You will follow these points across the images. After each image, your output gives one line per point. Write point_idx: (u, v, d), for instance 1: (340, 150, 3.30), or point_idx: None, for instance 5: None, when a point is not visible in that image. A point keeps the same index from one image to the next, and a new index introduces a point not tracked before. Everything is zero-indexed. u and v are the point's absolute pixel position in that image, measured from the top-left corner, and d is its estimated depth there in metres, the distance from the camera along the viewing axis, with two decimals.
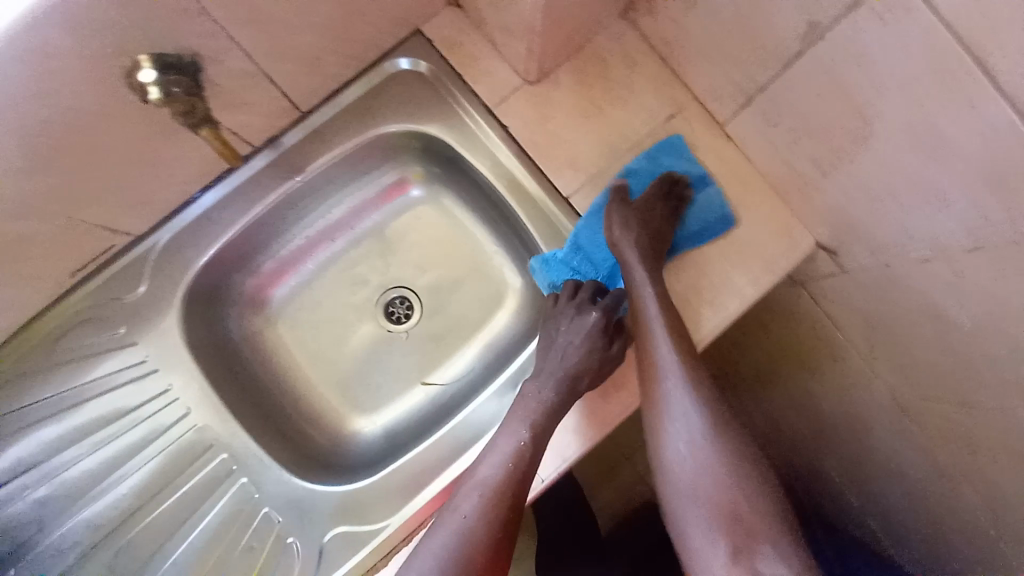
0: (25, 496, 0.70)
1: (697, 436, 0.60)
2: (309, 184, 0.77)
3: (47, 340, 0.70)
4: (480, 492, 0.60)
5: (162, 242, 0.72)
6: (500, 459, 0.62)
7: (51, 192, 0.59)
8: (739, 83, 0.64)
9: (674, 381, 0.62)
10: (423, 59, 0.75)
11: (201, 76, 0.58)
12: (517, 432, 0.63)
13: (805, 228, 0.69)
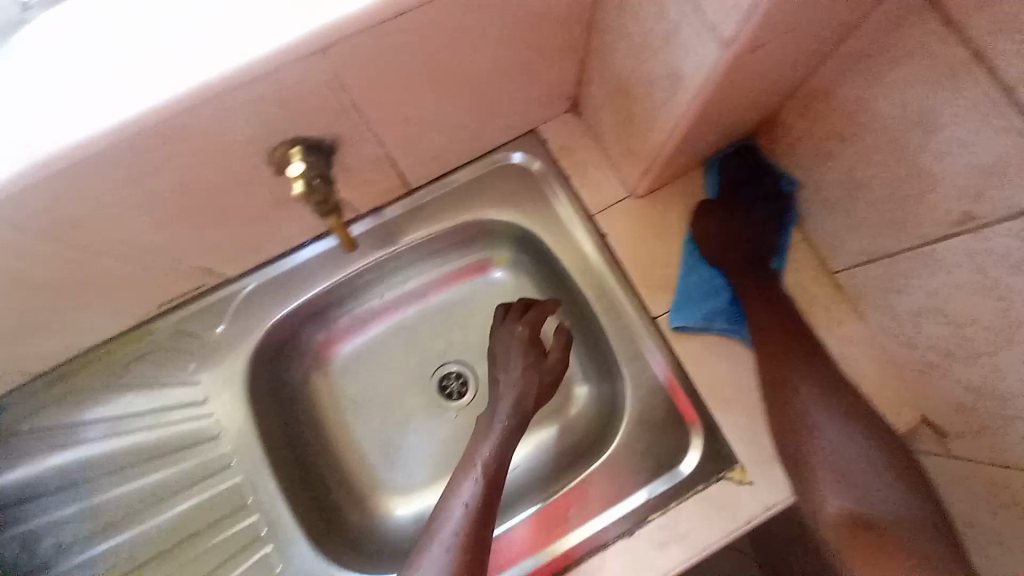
0: (55, 513, 0.69)
1: (853, 461, 0.59)
2: (399, 252, 0.78)
3: (116, 363, 0.70)
4: (448, 545, 0.56)
5: (249, 287, 0.73)
6: (459, 514, 0.58)
7: (167, 240, 0.60)
8: (868, 245, 0.61)
9: (818, 412, 0.61)
10: (536, 156, 0.76)
11: (332, 160, 0.60)
12: (472, 474, 0.62)
13: (914, 400, 0.64)
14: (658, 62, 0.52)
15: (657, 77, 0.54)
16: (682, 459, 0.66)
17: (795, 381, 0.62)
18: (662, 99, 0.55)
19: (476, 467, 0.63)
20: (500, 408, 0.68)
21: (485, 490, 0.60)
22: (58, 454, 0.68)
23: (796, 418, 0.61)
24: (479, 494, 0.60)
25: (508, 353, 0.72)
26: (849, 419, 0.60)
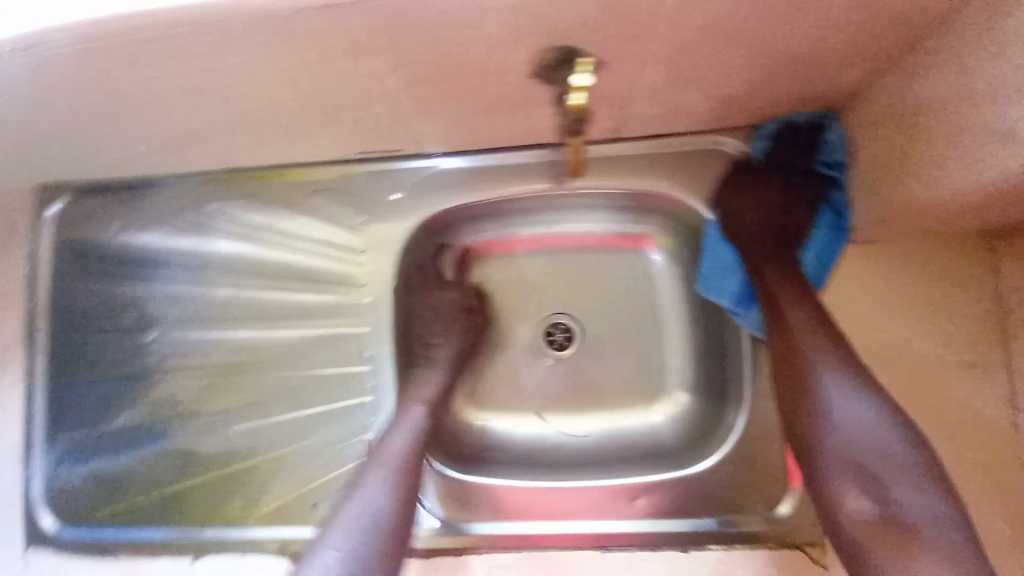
0: (187, 289, 0.78)
1: (882, 432, 0.56)
2: (577, 198, 0.79)
3: (303, 186, 0.76)
4: (390, 476, 0.61)
5: (437, 168, 0.76)
6: (411, 433, 0.65)
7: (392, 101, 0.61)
8: None
9: (830, 378, 0.59)
10: (759, 156, 0.70)
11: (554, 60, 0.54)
12: (415, 410, 0.68)
13: None
14: (994, 111, 0.45)
15: (980, 127, 0.47)
16: (774, 508, 0.69)
17: (811, 351, 0.60)
18: (973, 159, 0.48)
19: (420, 407, 0.68)
20: (427, 384, 0.71)
21: (425, 432, 0.66)
22: (234, 242, 0.78)
23: (805, 384, 0.60)
24: (415, 442, 0.65)
25: (424, 314, 0.77)
26: (871, 395, 0.57)
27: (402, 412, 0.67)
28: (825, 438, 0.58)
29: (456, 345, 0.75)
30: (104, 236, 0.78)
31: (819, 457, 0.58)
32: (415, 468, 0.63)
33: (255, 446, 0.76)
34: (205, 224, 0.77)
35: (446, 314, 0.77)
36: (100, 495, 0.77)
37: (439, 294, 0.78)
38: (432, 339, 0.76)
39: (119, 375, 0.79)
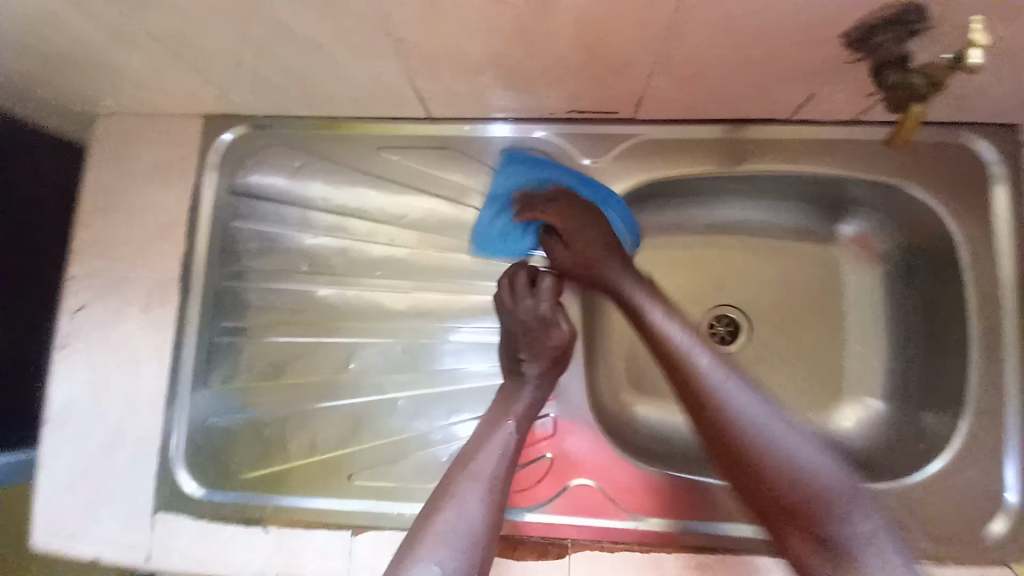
0: (295, 236, 0.73)
1: (776, 418, 0.56)
2: (789, 175, 0.70)
3: (497, 145, 0.71)
4: (484, 485, 0.58)
5: (645, 137, 0.70)
6: (494, 456, 0.60)
7: (656, 64, 0.54)
8: None
9: (729, 384, 0.57)
10: (1002, 156, 0.65)
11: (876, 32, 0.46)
12: (506, 426, 0.62)
13: None
14: None
15: None
16: (984, 525, 0.63)
17: (696, 361, 0.58)
18: None
19: (510, 421, 0.63)
20: (517, 403, 0.64)
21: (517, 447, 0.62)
22: (415, 198, 0.73)
23: (693, 380, 0.58)
24: (510, 446, 0.61)
25: (509, 340, 0.67)
26: (759, 391, 0.58)
27: (493, 427, 0.62)
28: (729, 423, 0.56)
29: (546, 357, 0.66)
30: (279, 178, 0.73)
31: (734, 446, 0.56)
32: (505, 472, 0.60)
33: (426, 418, 0.69)
34: (310, 168, 0.72)
35: (532, 327, 0.65)
36: (251, 452, 0.72)
37: (522, 304, 0.65)
38: (516, 350, 0.66)
39: (277, 327, 0.73)
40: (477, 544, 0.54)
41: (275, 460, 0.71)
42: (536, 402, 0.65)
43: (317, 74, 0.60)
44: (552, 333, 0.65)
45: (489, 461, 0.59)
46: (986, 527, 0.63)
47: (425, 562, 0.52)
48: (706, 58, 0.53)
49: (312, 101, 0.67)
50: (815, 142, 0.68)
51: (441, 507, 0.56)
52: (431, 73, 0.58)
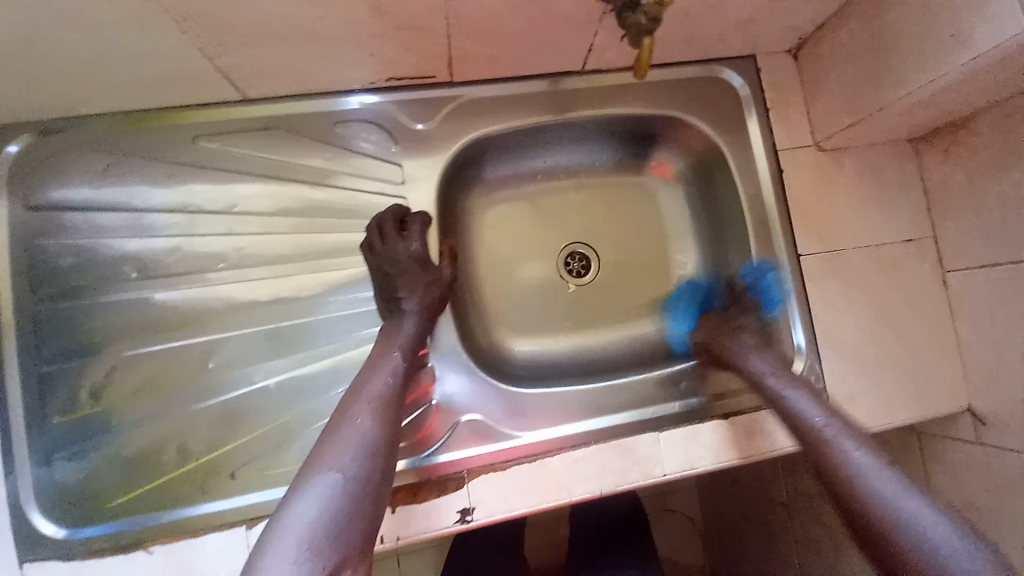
0: (123, 244, 0.69)
1: (939, 527, 0.49)
2: (592, 120, 0.81)
3: (327, 120, 0.72)
4: (376, 406, 0.56)
5: (468, 97, 0.76)
6: (384, 380, 0.59)
7: (448, 21, 0.60)
8: (990, 250, 0.75)
9: (854, 449, 0.58)
10: (746, 82, 0.82)
11: None
12: (393, 356, 0.62)
13: (965, 382, 0.80)
14: (951, 20, 0.58)
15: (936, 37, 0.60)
16: None
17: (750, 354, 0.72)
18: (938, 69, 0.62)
19: (397, 352, 0.62)
20: (398, 340, 0.64)
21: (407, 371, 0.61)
22: (248, 183, 0.71)
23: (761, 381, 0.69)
24: (399, 370, 0.61)
25: (387, 281, 0.67)
26: (919, 492, 0.52)
27: (378, 358, 0.61)
28: (839, 466, 0.57)
29: (423, 296, 0.67)
30: (85, 183, 0.68)
31: (838, 487, 0.56)
32: (398, 393, 0.59)
33: (302, 395, 0.69)
34: (126, 172, 0.68)
35: (409, 267, 0.66)
36: (117, 478, 0.67)
37: (395, 247, 0.67)
38: (393, 292, 0.67)
39: (120, 343, 0.68)
40: (375, 453, 0.51)
41: (144, 481, 0.67)
42: (420, 334, 0.66)
43: (103, 59, 0.56)
44: (427, 275, 0.68)
45: (380, 385, 0.58)
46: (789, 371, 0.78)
47: (325, 473, 0.48)
48: (488, 10, 0.60)
49: (113, 94, 0.63)
50: (609, 87, 0.79)
51: (335, 427, 0.52)
52: (232, 47, 0.58)
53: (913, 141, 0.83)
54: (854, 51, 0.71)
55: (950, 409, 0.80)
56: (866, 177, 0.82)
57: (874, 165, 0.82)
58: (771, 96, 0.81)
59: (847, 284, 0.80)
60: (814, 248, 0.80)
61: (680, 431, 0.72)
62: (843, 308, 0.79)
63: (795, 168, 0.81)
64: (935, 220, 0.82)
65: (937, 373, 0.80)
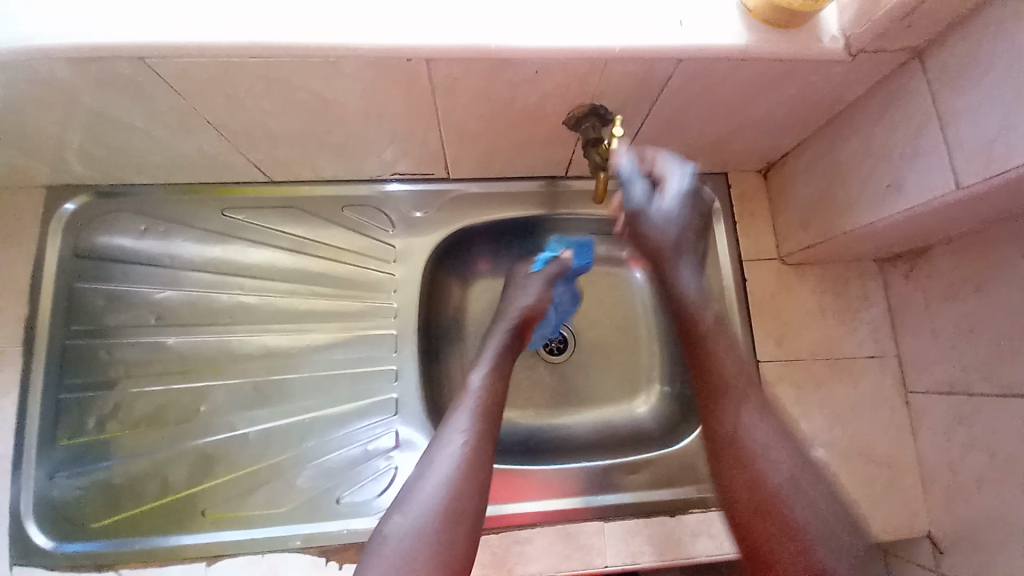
0: (152, 293, 0.81)
1: None
2: (577, 217, 0.90)
3: (336, 201, 0.83)
4: (454, 460, 0.64)
5: (461, 191, 0.86)
6: (446, 470, 0.63)
7: (441, 136, 0.71)
8: (944, 377, 0.77)
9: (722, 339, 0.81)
10: (718, 194, 0.89)
11: (584, 123, 0.68)
12: (464, 411, 0.69)
13: (922, 505, 0.81)
14: (887, 171, 0.64)
15: (875, 184, 0.66)
16: None
17: None
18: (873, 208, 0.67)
19: (468, 406, 0.69)
20: (472, 394, 0.71)
21: (479, 448, 0.66)
22: (262, 250, 0.82)
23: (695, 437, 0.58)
24: (467, 454, 0.64)
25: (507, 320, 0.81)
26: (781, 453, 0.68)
27: (460, 415, 0.68)
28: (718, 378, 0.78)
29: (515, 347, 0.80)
30: (126, 240, 0.80)
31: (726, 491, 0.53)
32: (473, 478, 0.63)
33: (277, 447, 0.77)
34: (165, 233, 0.81)
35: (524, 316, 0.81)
36: (104, 504, 0.74)
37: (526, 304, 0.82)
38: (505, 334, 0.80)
39: (133, 378, 0.78)
40: (433, 521, 0.59)
41: (131, 506, 0.74)
42: (484, 398, 0.71)
43: (158, 146, 0.69)
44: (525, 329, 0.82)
45: (462, 484, 0.62)
46: None
47: (398, 504, 0.62)
48: (475, 131, 0.70)
49: (159, 171, 0.76)
50: (589, 190, 0.88)
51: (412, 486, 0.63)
52: (263, 145, 0.70)
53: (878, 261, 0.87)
54: (811, 181, 0.78)
55: (907, 531, 0.81)
56: (828, 293, 0.86)
57: (838, 282, 0.86)
58: (739, 210, 0.88)
59: (802, 392, 0.84)
60: (770, 355, 0.84)
61: (620, 526, 0.77)
62: (799, 417, 0.83)
63: (756, 278, 0.86)
64: (897, 341, 0.85)
65: (895, 492, 0.82)
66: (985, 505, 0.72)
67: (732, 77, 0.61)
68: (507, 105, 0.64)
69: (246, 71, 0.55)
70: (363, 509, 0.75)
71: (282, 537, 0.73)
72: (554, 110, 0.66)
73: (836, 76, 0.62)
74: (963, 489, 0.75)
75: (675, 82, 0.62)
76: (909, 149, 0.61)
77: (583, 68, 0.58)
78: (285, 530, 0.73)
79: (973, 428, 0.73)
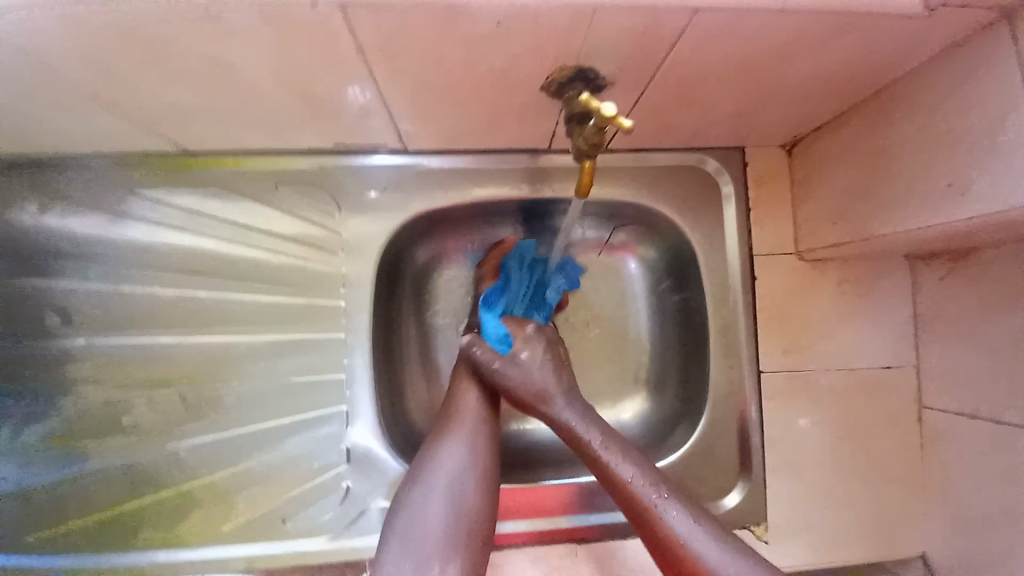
0: (60, 288, 0.69)
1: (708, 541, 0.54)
2: (563, 201, 0.76)
3: (271, 177, 0.69)
4: (467, 446, 0.61)
5: (424, 167, 0.71)
6: (459, 453, 0.60)
7: (384, 105, 0.56)
8: (970, 397, 0.68)
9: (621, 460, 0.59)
10: (730, 174, 0.75)
11: (572, 89, 0.53)
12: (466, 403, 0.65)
13: (927, 526, 0.74)
14: (947, 168, 0.51)
15: (929, 183, 0.53)
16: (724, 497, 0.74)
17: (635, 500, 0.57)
18: (913, 213, 0.55)
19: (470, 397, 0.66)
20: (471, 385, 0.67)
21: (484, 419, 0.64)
22: (185, 237, 0.69)
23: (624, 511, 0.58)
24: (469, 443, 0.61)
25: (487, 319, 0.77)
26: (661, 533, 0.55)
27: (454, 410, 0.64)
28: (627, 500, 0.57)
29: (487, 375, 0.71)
30: (18, 224, 0.67)
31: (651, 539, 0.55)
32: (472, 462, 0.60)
33: (216, 461, 0.69)
34: (67, 217, 0.68)
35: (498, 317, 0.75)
36: (26, 520, 0.68)
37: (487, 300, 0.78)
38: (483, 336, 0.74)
39: (46, 386, 0.69)
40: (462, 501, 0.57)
41: (59, 525, 0.68)
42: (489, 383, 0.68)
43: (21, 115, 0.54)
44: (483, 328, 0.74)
45: (478, 462, 0.60)
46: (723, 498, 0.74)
47: (411, 496, 0.57)
48: (426, 100, 0.55)
49: (42, 143, 0.61)
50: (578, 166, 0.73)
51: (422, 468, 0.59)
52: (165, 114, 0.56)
53: (910, 258, 0.74)
54: (846, 166, 0.64)
55: (900, 553, 0.75)
56: (849, 294, 0.74)
57: (863, 281, 0.74)
58: (754, 194, 0.74)
59: (807, 407, 0.74)
60: (776, 366, 0.74)
61: (595, 546, 0.72)
62: (801, 434, 0.74)
63: (767, 275, 0.74)
64: (919, 349, 0.74)
65: (901, 513, 0.75)
66: (1000, 537, 0.65)
67: (766, 35, 0.45)
68: (460, 71, 0.49)
69: (95, 27, 0.40)
70: (314, 530, 0.67)
71: (225, 559, 0.67)
72: (524, 77, 0.51)
73: (900, 41, 0.47)
74: (974, 518, 0.68)
75: (687, 43, 0.46)
76: (981, 143, 0.47)
77: (556, 24, 0.43)
78: (230, 552, 0.67)
79: (997, 457, 0.65)
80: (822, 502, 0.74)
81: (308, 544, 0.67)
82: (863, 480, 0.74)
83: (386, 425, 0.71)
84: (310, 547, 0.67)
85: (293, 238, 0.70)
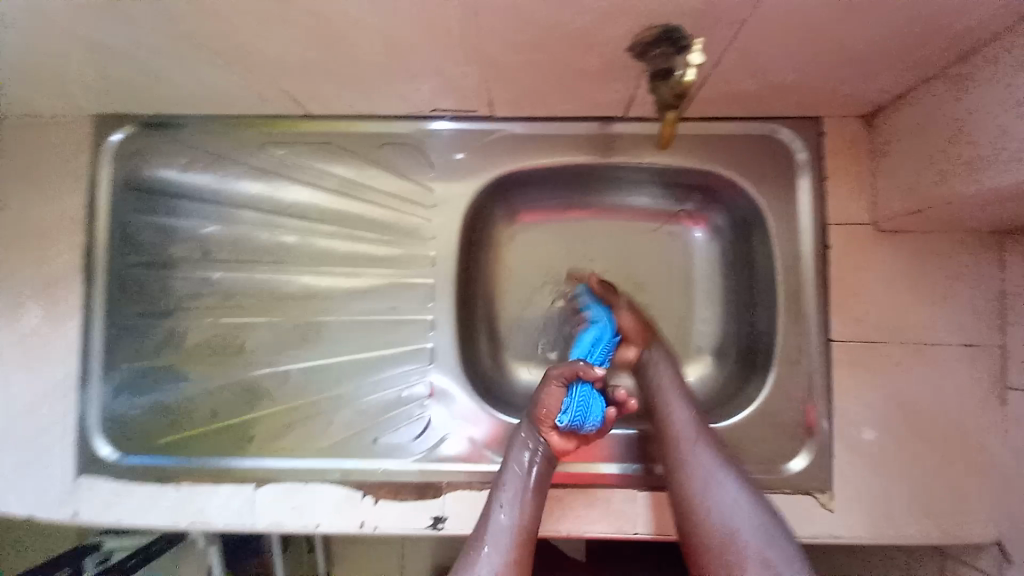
0: (199, 228, 0.82)
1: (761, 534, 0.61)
2: (634, 167, 0.80)
3: (375, 138, 0.78)
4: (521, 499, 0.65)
5: (507, 132, 0.78)
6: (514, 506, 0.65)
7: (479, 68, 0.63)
8: None
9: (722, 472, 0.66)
10: (803, 144, 0.76)
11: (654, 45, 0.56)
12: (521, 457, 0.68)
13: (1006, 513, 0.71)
14: None
15: None
16: (788, 460, 0.75)
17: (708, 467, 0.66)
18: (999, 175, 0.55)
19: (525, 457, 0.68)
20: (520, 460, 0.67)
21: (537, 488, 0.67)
22: (301, 188, 0.80)
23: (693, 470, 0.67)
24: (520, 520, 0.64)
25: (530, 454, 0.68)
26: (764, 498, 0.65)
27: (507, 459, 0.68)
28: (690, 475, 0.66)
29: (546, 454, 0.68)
30: (172, 173, 0.81)
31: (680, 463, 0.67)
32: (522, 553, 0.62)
33: (316, 385, 0.79)
34: (207, 168, 0.80)
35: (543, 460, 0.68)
36: (159, 423, 0.80)
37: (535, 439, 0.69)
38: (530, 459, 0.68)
39: (182, 310, 0.82)
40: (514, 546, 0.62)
41: (185, 427, 0.80)
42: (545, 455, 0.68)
43: (184, 77, 0.66)
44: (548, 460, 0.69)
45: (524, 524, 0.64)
46: (787, 462, 0.75)
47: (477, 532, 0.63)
48: (516, 62, 0.61)
49: (196, 103, 0.74)
50: (652, 135, 0.77)
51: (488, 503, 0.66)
52: (293, 77, 0.65)
53: (997, 232, 0.72)
54: (928, 132, 0.64)
55: (976, 538, 0.72)
56: (926, 266, 0.73)
57: (943, 254, 0.73)
58: (828, 164, 0.75)
59: (875, 377, 0.74)
60: (844, 335, 0.74)
61: (656, 495, 0.74)
62: (870, 404, 0.74)
63: (840, 244, 0.75)
64: (1004, 328, 0.72)
65: (976, 496, 0.72)
66: None
67: None
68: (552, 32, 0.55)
69: None
70: (398, 451, 0.75)
71: (319, 469, 0.75)
72: (609, 39, 0.56)
73: None
74: None
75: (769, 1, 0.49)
76: None
77: None
78: (325, 463, 0.76)
79: None
80: (888, 475, 0.73)
81: (392, 465, 0.75)
82: (935, 458, 0.73)
83: (463, 365, 0.78)
84: (392, 467, 0.75)
85: (389, 194, 0.79)
